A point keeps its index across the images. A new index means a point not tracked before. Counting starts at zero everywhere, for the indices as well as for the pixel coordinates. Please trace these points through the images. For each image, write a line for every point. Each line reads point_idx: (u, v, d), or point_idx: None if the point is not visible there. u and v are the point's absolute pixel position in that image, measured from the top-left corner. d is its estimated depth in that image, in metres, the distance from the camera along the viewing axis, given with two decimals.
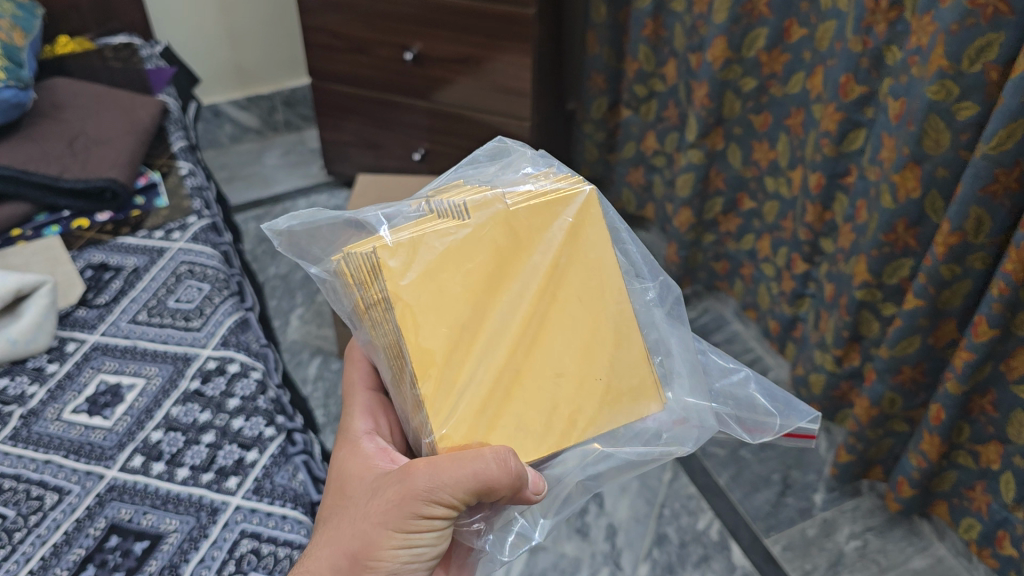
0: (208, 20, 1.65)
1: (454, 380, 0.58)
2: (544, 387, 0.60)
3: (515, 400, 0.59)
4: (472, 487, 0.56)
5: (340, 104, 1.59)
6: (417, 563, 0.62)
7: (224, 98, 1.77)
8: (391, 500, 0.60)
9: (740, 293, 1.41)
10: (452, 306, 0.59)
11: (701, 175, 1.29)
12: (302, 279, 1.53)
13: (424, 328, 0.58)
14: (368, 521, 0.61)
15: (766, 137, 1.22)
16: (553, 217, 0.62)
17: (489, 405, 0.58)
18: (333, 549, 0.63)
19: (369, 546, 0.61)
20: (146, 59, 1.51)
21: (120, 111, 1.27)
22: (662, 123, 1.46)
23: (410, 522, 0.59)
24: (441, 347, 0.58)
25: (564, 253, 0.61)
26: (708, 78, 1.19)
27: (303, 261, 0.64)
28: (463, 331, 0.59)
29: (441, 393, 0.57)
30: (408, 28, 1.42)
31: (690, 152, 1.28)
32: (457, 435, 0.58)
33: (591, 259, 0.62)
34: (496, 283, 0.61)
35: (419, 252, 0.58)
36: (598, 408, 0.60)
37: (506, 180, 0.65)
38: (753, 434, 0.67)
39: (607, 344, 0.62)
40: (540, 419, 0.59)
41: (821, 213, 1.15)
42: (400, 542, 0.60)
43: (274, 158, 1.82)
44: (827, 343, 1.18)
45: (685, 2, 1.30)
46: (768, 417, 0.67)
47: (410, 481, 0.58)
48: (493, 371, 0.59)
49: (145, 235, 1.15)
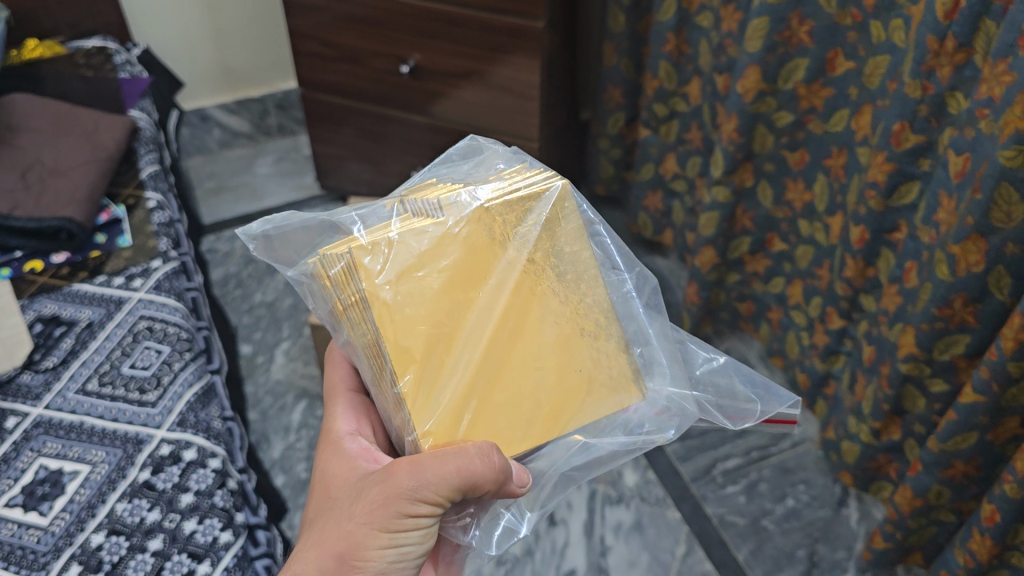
0: (191, 21, 1.53)
1: (437, 377, 0.56)
2: (528, 381, 0.57)
3: (499, 395, 0.57)
4: (457, 484, 0.54)
5: (332, 115, 1.46)
6: (404, 561, 0.60)
7: (211, 102, 1.66)
8: (377, 500, 0.57)
9: (766, 338, 1.28)
10: (432, 303, 0.57)
11: (727, 214, 1.15)
12: (289, 309, 1.41)
13: (402, 326, 0.56)
14: (352, 521, 0.59)
15: (801, 177, 1.08)
16: (523, 213, 0.61)
17: (471, 400, 0.56)
18: (318, 551, 0.60)
19: (355, 546, 0.58)
20: (119, 67, 1.38)
21: (83, 134, 1.15)
22: (684, 146, 1.33)
23: (397, 521, 0.57)
24: (421, 345, 0.56)
25: (540, 248, 0.60)
26: (738, 110, 1.04)
27: (277, 263, 0.62)
28: (444, 325, 0.57)
29: (423, 391, 0.55)
30: (403, 38, 1.29)
31: (715, 188, 1.13)
32: (442, 431, 0.55)
33: (566, 252, 0.61)
34: (476, 274, 0.59)
35: (396, 252, 0.58)
36: (585, 397, 0.57)
37: (480, 176, 0.64)
38: (734, 420, 0.63)
39: (592, 335, 0.59)
40: (525, 412, 0.56)
41: (862, 269, 1.02)
42: (386, 542, 0.58)
43: (265, 167, 1.69)
44: (864, 411, 1.05)
45: (713, 17, 1.16)
46: (748, 404, 0.63)
47: (394, 480, 0.56)
48: (474, 366, 0.56)
49: (104, 282, 1.03)
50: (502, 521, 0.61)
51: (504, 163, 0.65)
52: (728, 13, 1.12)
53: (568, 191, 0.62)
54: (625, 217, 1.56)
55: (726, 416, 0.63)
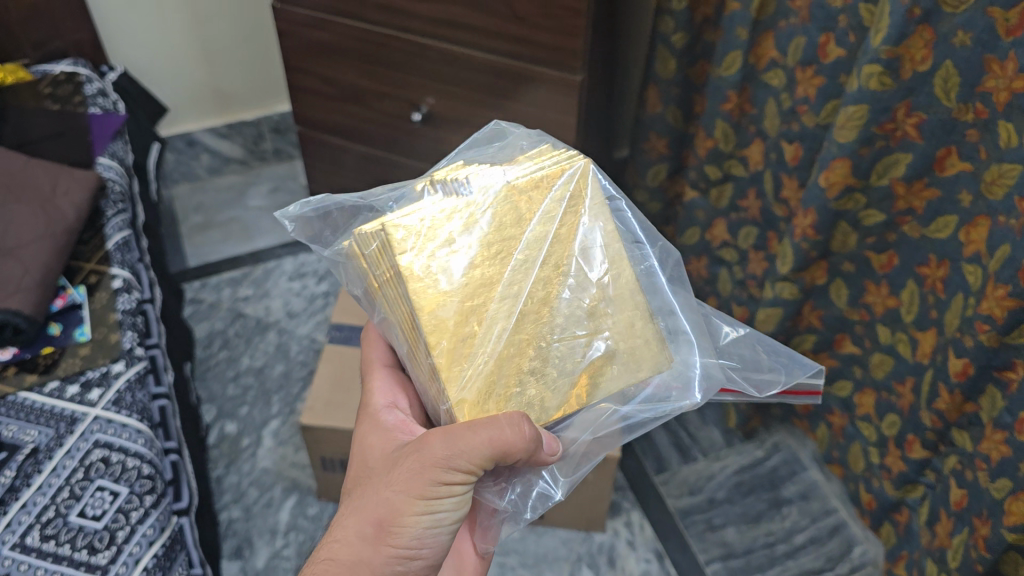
0: (176, 36, 1.35)
1: (467, 351, 0.55)
2: (556, 348, 0.57)
3: (530, 362, 0.57)
4: (492, 452, 0.53)
5: (333, 158, 1.29)
6: (439, 528, 0.59)
7: (197, 126, 1.47)
8: (412, 468, 0.57)
9: (824, 441, 1.12)
10: (463, 278, 0.56)
11: (791, 311, 0.98)
12: (280, 378, 1.25)
13: (437, 295, 0.55)
14: (389, 489, 0.58)
15: (886, 281, 0.91)
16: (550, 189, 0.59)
17: (508, 372, 0.56)
18: (357, 519, 0.59)
19: (393, 514, 0.58)
20: (89, 99, 1.20)
21: (40, 196, 0.98)
22: (736, 213, 1.15)
23: (432, 488, 0.57)
24: (457, 319, 0.55)
25: (565, 224, 0.59)
26: (817, 205, 0.86)
27: (315, 244, 0.65)
28: (476, 294, 0.56)
29: (456, 361, 0.55)
30: (416, 81, 1.12)
31: (779, 285, 0.96)
32: (476, 400, 0.55)
33: (593, 229, 0.59)
34: (506, 246, 0.58)
35: (429, 228, 0.56)
36: (610, 364, 0.58)
37: (505, 158, 0.63)
38: (761, 390, 0.65)
39: (615, 305, 0.59)
40: (553, 378, 0.57)
41: (959, 403, 0.85)
42: (422, 509, 0.57)
43: (258, 199, 1.52)
44: (948, 563, 0.90)
45: (786, 77, 0.97)
46: (771, 374, 0.65)
47: (430, 450, 0.56)
48: (504, 340, 0.56)
49: (54, 391, 0.86)
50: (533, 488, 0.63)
51: (528, 143, 0.64)
52: (807, 77, 0.94)
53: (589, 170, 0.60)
54: None
55: (753, 385, 0.65)
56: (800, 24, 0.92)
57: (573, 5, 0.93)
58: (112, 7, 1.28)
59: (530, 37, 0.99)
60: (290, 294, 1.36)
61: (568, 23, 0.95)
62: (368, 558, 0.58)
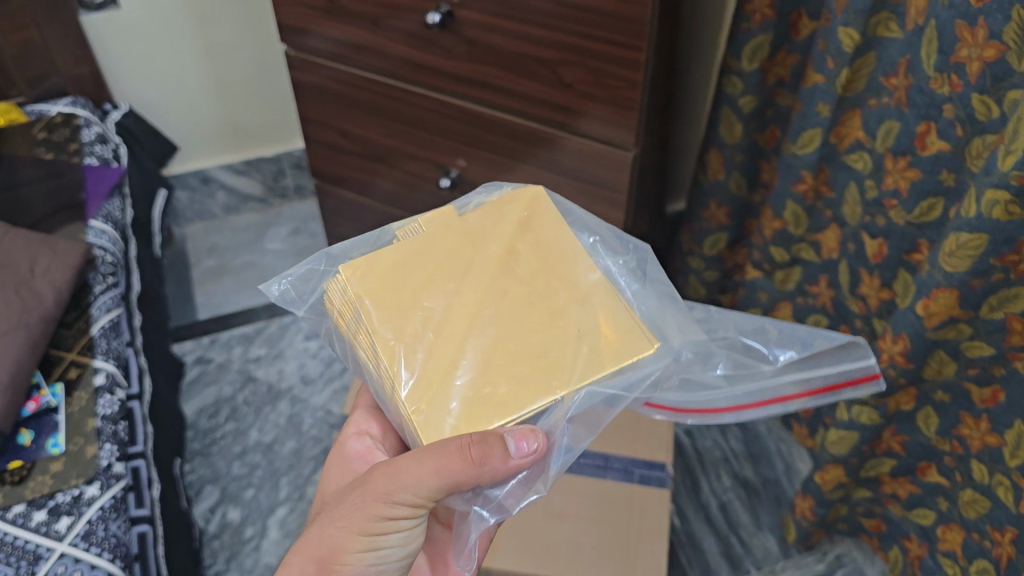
0: (188, 70, 1.23)
1: (421, 359, 0.52)
2: (522, 348, 0.52)
3: (495, 366, 0.51)
4: (438, 484, 0.49)
5: (351, 213, 1.17)
6: (384, 563, 0.56)
7: (211, 161, 1.36)
8: (356, 502, 0.54)
9: (897, 566, 0.98)
10: (415, 293, 0.54)
11: (868, 436, 0.85)
12: (291, 457, 1.14)
13: (389, 312, 0.53)
14: (332, 524, 0.55)
15: (988, 416, 0.75)
16: (509, 208, 0.58)
17: (479, 381, 0.51)
18: (301, 555, 0.57)
19: (334, 549, 0.55)
20: (86, 146, 1.08)
21: (18, 274, 0.87)
22: (804, 298, 1.01)
23: (374, 525, 0.54)
24: (415, 336, 0.53)
25: (531, 240, 0.57)
26: (911, 334, 0.72)
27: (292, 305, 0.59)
28: (435, 314, 0.53)
29: (410, 367, 0.51)
30: (442, 143, 0.99)
31: (857, 409, 0.83)
32: (433, 407, 0.50)
33: (555, 239, 0.57)
34: (459, 264, 0.56)
35: (378, 256, 0.56)
36: (581, 355, 0.52)
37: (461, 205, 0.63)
38: (775, 363, 0.57)
39: (578, 305, 0.54)
40: (527, 372, 0.51)
41: None
42: (364, 545, 0.55)
43: (277, 243, 1.40)
44: None
45: (872, 163, 0.83)
46: (782, 343, 0.57)
47: (373, 486, 0.53)
48: (462, 349, 0.52)
49: (17, 518, 0.75)
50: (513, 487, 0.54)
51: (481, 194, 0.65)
52: (899, 168, 0.80)
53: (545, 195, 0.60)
54: None
55: (763, 359, 0.57)
56: (894, 107, 0.78)
57: (629, 76, 0.80)
58: (116, 37, 1.17)
59: (581, 109, 0.86)
60: (306, 355, 1.25)
61: (623, 96, 0.82)
62: None
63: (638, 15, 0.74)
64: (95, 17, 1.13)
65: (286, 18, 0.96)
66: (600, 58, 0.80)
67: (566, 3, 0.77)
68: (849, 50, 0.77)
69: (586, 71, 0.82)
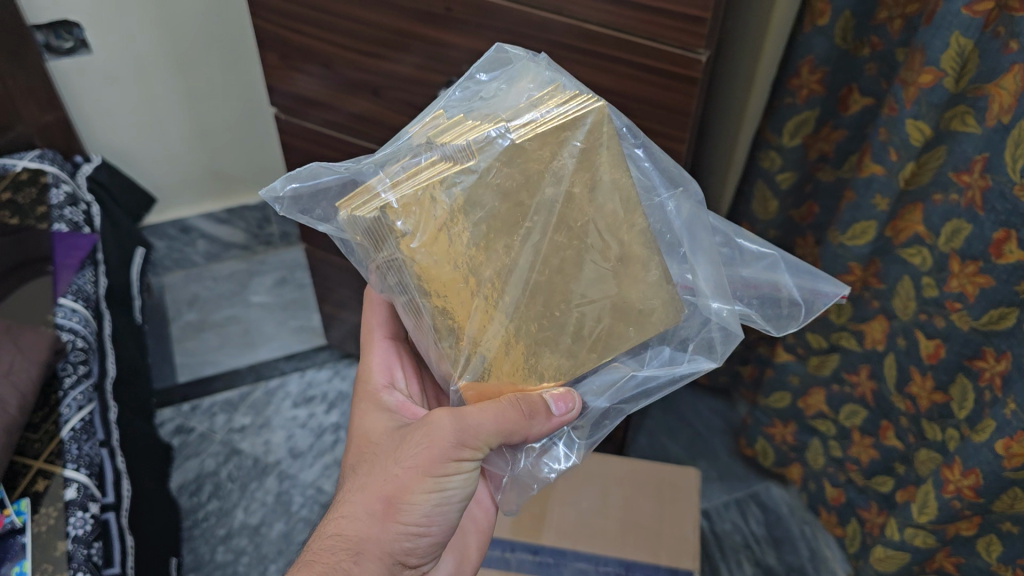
0: (165, 111, 1.15)
1: (480, 327, 0.51)
2: (558, 313, 0.51)
3: (541, 330, 0.51)
4: (497, 432, 0.52)
5: (329, 277, 1.07)
6: (447, 507, 0.56)
7: (194, 209, 1.29)
8: (422, 443, 0.54)
9: None
10: (468, 254, 0.50)
11: (920, 558, 0.80)
12: (278, 541, 1.04)
13: (443, 275, 0.50)
14: (399, 465, 0.55)
15: None
16: (570, 133, 0.51)
17: (534, 352, 0.52)
18: (364, 494, 0.56)
19: (401, 490, 0.54)
20: (55, 210, 0.98)
21: None
22: (839, 386, 0.93)
23: (441, 465, 0.54)
24: (466, 296, 0.51)
25: (579, 181, 0.51)
26: (987, 470, 0.68)
27: (310, 219, 0.56)
28: (492, 283, 0.51)
29: (467, 340, 0.51)
30: None
31: (912, 531, 0.78)
32: (487, 383, 0.53)
33: (606, 183, 0.51)
34: (514, 217, 0.50)
35: (420, 210, 0.50)
36: (612, 325, 0.52)
37: (508, 104, 0.53)
38: (776, 325, 0.58)
39: (624, 264, 0.52)
40: (569, 343, 0.52)
41: None
42: (431, 487, 0.54)
43: (262, 296, 1.32)
44: None
45: (933, 259, 0.75)
46: (787, 300, 0.57)
47: (440, 428, 0.54)
48: (513, 317, 0.51)
49: None
50: (537, 464, 0.59)
51: (534, 87, 0.53)
52: (965, 271, 0.71)
53: (607, 115, 0.51)
54: (731, 418, 1.19)
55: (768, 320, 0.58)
56: (964, 206, 0.70)
57: None
58: (87, 82, 1.08)
59: None
60: (294, 425, 1.16)
61: None
62: (376, 535, 0.55)
63: (680, 104, 0.66)
64: (64, 63, 1.05)
65: (274, 79, 0.88)
66: None
67: (595, 87, 0.68)
68: (917, 144, 0.70)
69: None
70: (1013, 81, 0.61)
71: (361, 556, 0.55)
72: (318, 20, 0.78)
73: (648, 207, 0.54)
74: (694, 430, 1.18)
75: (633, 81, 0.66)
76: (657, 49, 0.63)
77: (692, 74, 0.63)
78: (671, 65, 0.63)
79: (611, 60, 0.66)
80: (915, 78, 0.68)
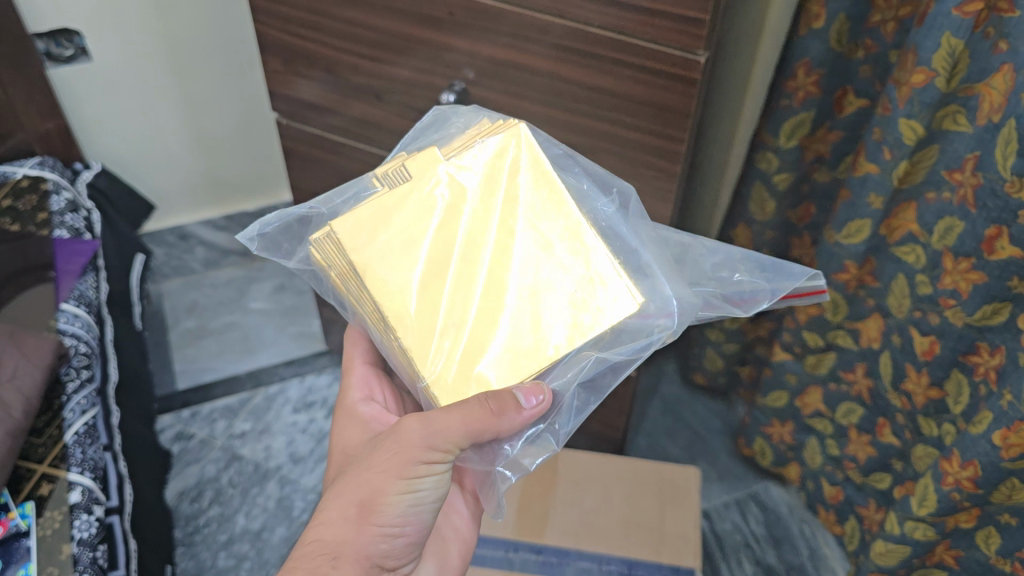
0: (163, 118, 1.16)
1: (433, 315, 0.54)
2: (498, 293, 0.54)
3: (490, 310, 0.54)
4: (466, 432, 0.51)
5: None
6: (420, 507, 0.56)
7: (190, 215, 1.32)
8: (392, 448, 0.54)
9: None
10: (410, 257, 0.55)
11: (919, 551, 0.82)
12: (281, 546, 1.05)
13: (386, 272, 0.54)
14: (371, 470, 0.55)
15: None
16: (493, 142, 0.57)
17: (489, 329, 0.54)
18: (339, 500, 0.56)
19: (375, 493, 0.54)
20: (56, 216, 0.99)
21: None
22: (836, 384, 0.94)
23: (412, 468, 0.54)
24: (417, 294, 0.54)
25: (510, 182, 0.56)
26: (986, 462, 0.69)
27: (277, 256, 0.63)
28: (435, 275, 0.55)
29: (421, 331, 0.54)
30: None
31: (911, 524, 0.79)
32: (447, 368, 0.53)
33: (533, 184, 0.56)
34: (451, 222, 0.56)
35: (371, 222, 0.55)
36: (579, 298, 0.53)
37: (448, 141, 0.60)
38: (744, 308, 0.59)
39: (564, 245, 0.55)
40: (522, 318, 0.54)
41: None
42: (405, 489, 0.54)
43: (260, 302, 1.32)
44: None
45: (925, 256, 0.76)
46: (755, 286, 0.59)
47: (409, 432, 0.53)
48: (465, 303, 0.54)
49: None
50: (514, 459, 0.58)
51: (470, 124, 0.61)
52: (958, 268, 0.72)
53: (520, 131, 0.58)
54: (729, 419, 1.20)
55: (736, 306, 0.59)
56: (957, 204, 0.71)
57: (664, 165, 0.73)
58: (87, 90, 1.09)
59: None
60: (294, 430, 1.16)
61: (656, 185, 0.75)
62: (352, 538, 0.55)
63: (679, 105, 0.67)
64: (64, 70, 1.06)
65: (275, 84, 0.89)
66: (633, 146, 0.72)
67: (597, 88, 0.69)
68: (910, 143, 0.71)
69: (617, 157, 0.74)
70: (1003, 81, 0.63)
71: (339, 560, 0.54)
72: (321, 25, 0.79)
73: (588, 209, 0.58)
74: (694, 431, 1.19)
75: (633, 82, 0.67)
76: (658, 51, 0.64)
77: (692, 75, 0.64)
78: (672, 66, 0.64)
79: (612, 63, 0.67)
80: (908, 78, 0.69)
